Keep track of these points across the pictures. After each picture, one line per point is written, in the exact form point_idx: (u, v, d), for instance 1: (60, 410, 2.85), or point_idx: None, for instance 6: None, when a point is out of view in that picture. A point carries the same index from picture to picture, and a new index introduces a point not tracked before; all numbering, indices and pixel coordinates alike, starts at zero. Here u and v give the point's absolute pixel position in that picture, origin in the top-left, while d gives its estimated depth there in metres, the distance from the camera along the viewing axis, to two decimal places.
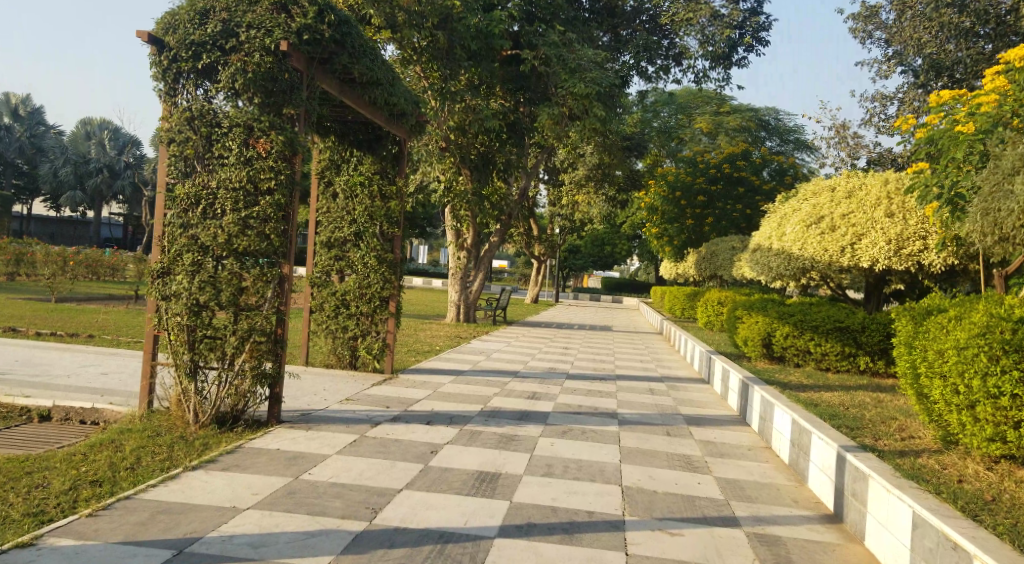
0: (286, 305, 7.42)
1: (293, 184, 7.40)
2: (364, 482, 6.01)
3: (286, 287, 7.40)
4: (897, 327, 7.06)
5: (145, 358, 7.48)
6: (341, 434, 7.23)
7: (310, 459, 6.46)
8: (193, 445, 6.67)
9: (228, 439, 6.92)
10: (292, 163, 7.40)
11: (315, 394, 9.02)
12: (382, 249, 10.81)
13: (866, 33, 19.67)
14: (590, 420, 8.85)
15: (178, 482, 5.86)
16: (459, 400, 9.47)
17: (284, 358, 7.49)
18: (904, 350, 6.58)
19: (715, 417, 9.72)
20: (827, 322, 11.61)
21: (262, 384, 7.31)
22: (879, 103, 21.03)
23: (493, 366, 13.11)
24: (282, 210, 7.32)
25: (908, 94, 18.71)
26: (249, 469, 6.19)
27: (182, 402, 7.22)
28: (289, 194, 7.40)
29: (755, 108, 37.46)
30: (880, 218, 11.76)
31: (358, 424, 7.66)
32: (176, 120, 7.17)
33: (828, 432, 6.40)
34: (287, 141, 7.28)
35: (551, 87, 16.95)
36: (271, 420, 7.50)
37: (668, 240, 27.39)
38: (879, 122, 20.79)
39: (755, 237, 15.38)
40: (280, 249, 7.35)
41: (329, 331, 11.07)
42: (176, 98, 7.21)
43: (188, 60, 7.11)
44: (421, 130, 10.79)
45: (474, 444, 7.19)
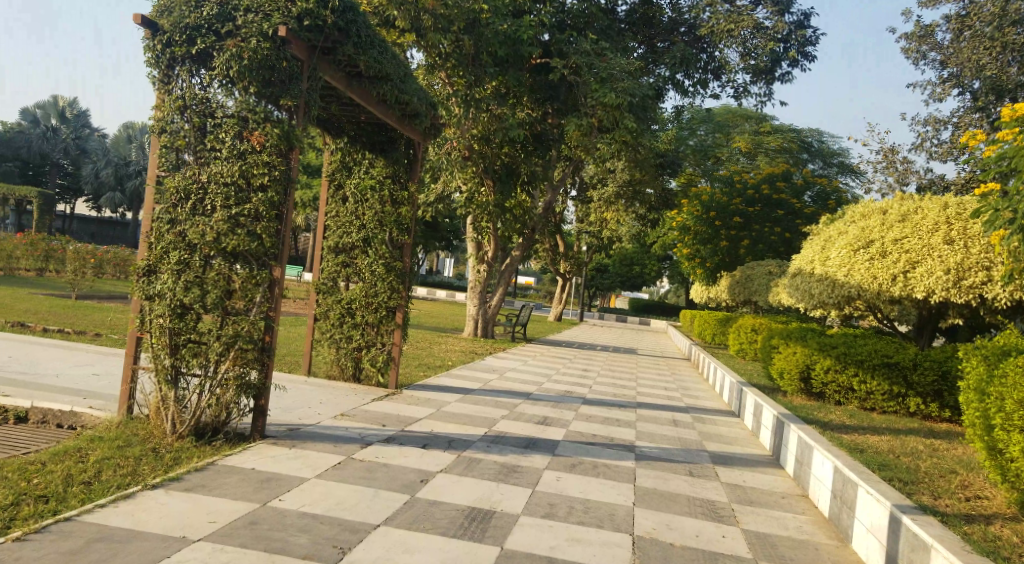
0: (276, 311, 6.61)
1: (289, 181, 6.61)
2: (338, 515, 5.18)
3: (276, 292, 6.59)
4: (968, 370, 6.18)
5: (126, 361, 6.66)
6: (327, 454, 6.41)
7: (283, 482, 5.64)
8: (162, 460, 5.86)
9: (202, 454, 6.10)
10: (290, 160, 6.63)
11: (306, 408, 8.23)
12: (391, 257, 10.03)
13: (920, 54, 18.66)
14: (606, 453, 7.97)
15: (131, 502, 5.05)
16: (463, 422, 8.63)
17: (272, 367, 6.66)
18: (977, 397, 5.71)
19: (747, 456, 8.79)
20: (874, 358, 10.72)
21: (247, 396, 6.48)
22: (931, 127, 20.02)
23: (508, 386, 12.27)
24: (276, 209, 6.55)
25: (962, 119, 17.75)
26: (214, 490, 5.37)
27: (160, 411, 6.41)
28: (285, 191, 6.62)
29: (797, 130, 36.38)
30: (938, 244, 10.88)
31: (347, 443, 6.85)
32: (169, 109, 6.40)
33: (879, 486, 5.49)
34: (283, 133, 6.51)
35: (581, 97, 16.13)
36: (255, 434, 6.63)
37: (699, 263, 26.38)
38: (931, 147, 19.76)
39: (795, 260, 14.42)
40: (272, 251, 6.56)
41: (333, 340, 10.26)
42: (170, 86, 6.43)
43: (182, 45, 6.34)
44: (437, 133, 10.05)
45: (472, 474, 6.35)
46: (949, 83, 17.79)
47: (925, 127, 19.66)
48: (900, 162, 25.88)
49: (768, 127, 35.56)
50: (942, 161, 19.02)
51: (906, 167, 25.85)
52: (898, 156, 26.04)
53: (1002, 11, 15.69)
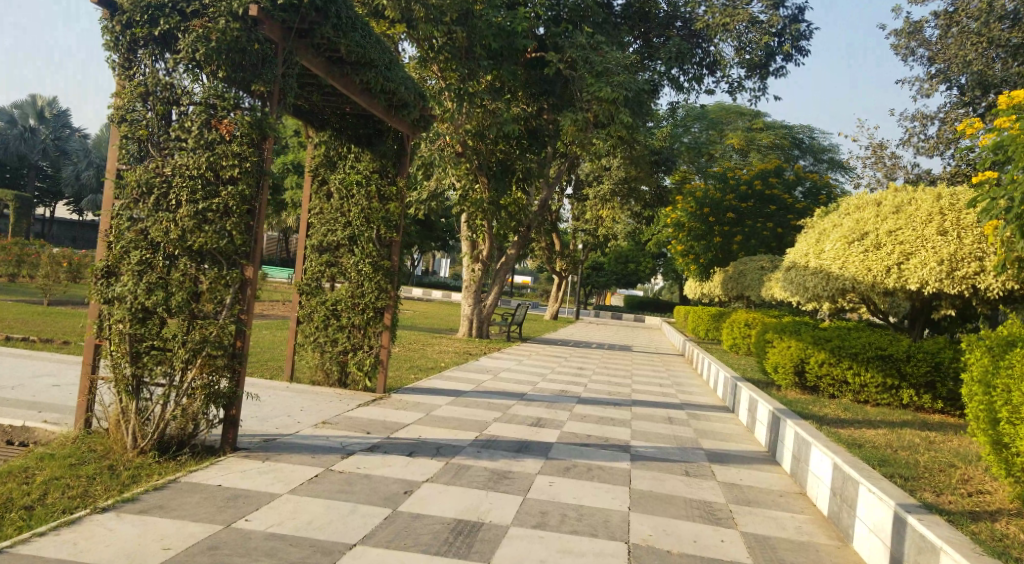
0: (248, 314, 6.55)
1: (262, 173, 6.53)
2: (310, 535, 4.98)
3: (248, 293, 6.54)
4: (973, 361, 6.01)
5: (83, 372, 6.56)
6: (303, 468, 6.26)
7: (250, 502, 5.46)
8: (119, 478, 5.74)
9: (163, 470, 6.02)
10: (263, 149, 6.55)
11: (290, 416, 8.08)
12: (378, 256, 9.85)
13: (909, 50, 18.52)
14: (600, 455, 7.80)
15: (74, 530, 4.81)
16: (453, 426, 8.47)
17: (244, 374, 6.63)
18: (983, 391, 5.54)
19: (743, 453, 8.64)
20: (868, 350, 10.55)
21: (215, 406, 6.45)
22: (919, 123, 19.94)
23: (499, 386, 12.11)
24: (248, 203, 6.46)
25: (949, 115, 17.68)
26: (172, 513, 5.16)
27: (121, 424, 6.35)
28: (257, 184, 6.54)
29: (788, 126, 36.27)
30: (932, 235, 10.70)
31: (326, 456, 6.73)
32: (129, 96, 6.29)
33: (881, 484, 5.32)
34: (254, 121, 6.40)
35: (576, 92, 16.00)
36: (226, 446, 6.62)
37: (693, 259, 26.22)
38: (919, 142, 19.68)
39: (790, 254, 14.25)
40: (242, 249, 6.48)
41: (317, 344, 10.10)
42: (132, 71, 6.33)
43: (143, 25, 6.21)
44: (426, 126, 9.85)
45: (459, 483, 6.19)
46: (937, 80, 17.69)
47: (913, 122, 19.56)
48: (890, 157, 25.82)
49: (760, 123, 35.43)
50: (929, 157, 18.94)
51: (896, 163, 25.77)
52: (888, 152, 25.97)
53: (988, 7, 15.62)
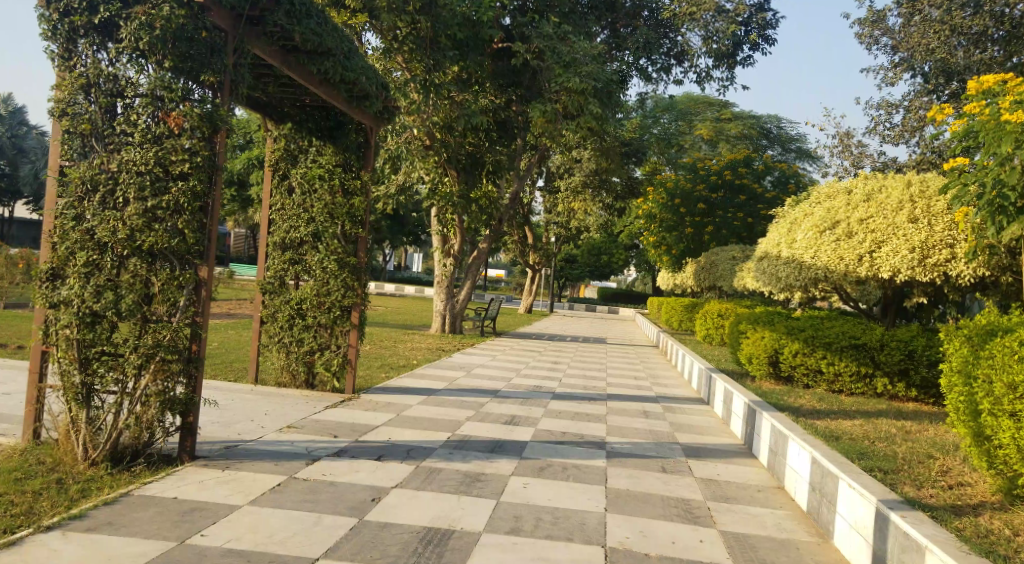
0: (203, 315, 6.34)
1: (214, 168, 6.32)
2: (271, 549, 4.79)
3: (203, 294, 6.34)
4: (952, 354, 5.93)
5: (30, 382, 6.31)
6: (263, 477, 6.12)
7: (208, 515, 5.30)
8: (67, 494, 5.51)
9: (116, 483, 5.79)
10: (215, 142, 6.33)
11: (253, 420, 7.85)
12: (344, 252, 9.66)
13: (873, 39, 18.54)
14: (575, 453, 7.65)
15: (17, 551, 4.58)
16: (422, 426, 8.29)
17: (200, 380, 6.43)
18: (964, 383, 5.46)
19: (718, 446, 8.54)
20: (841, 340, 10.48)
21: (171, 413, 6.23)
22: (884, 111, 20.02)
23: (470, 383, 11.94)
24: (200, 200, 6.25)
25: (914, 102, 17.75)
26: (123, 530, 4.96)
27: (70, 434, 6.10)
28: (210, 179, 6.34)
29: (757, 116, 36.36)
30: (903, 223, 10.64)
31: (289, 462, 6.57)
32: (70, 89, 6.06)
33: (861, 479, 5.22)
34: (204, 113, 6.19)
35: (545, 82, 15.84)
36: (183, 456, 6.43)
37: (665, 249, 26.21)
38: (884, 130, 19.76)
39: (761, 244, 14.19)
40: (195, 248, 6.26)
41: (282, 344, 9.84)
42: (72, 63, 6.10)
43: (82, 14, 6.01)
44: (389, 117, 9.63)
45: (429, 488, 6.02)
46: (901, 68, 17.73)
47: (879, 110, 19.62)
48: (857, 146, 25.93)
49: (729, 114, 35.48)
50: (894, 144, 19.01)
51: (863, 151, 25.89)
52: (855, 140, 26.08)
53: None
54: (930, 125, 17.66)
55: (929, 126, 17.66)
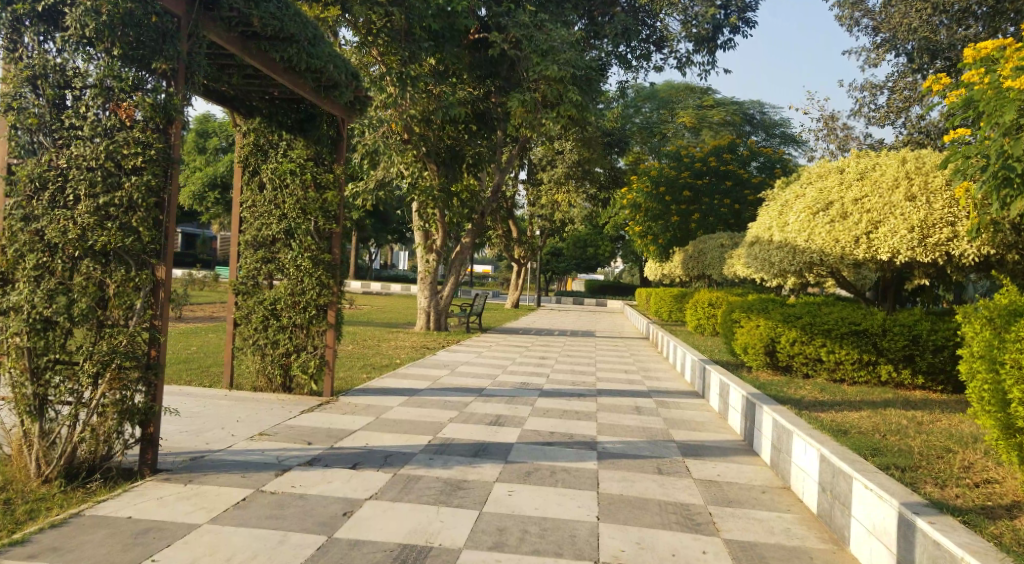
0: (163, 320, 5.74)
1: (170, 160, 5.71)
2: None
3: (162, 296, 5.72)
4: (973, 341, 5.51)
5: None
6: (230, 488, 5.54)
7: (163, 535, 4.74)
8: (12, 515, 4.93)
9: (70, 502, 5.21)
10: (169, 134, 5.74)
11: (222, 429, 7.25)
12: (318, 249, 9.08)
13: (853, 20, 18.09)
14: (565, 455, 7.13)
15: None
16: (404, 430, 7.74)
17: (161, 387, 5.80)
18: (992, 375, 5.04)
19: (717, 443, 8.06)
20: (841, 327, 10.04)
21: (130, 423, 5.62)
22: (868, 93, 19.63)
23: (455, 382, 11.40)
24: (155, 196, 5.64)
25: (899, 82, 17.35)
26: (65, 557, 4.41)
27: (22, 451, 5.53)
28: (165, 173, 5.72)
29: (739, 102, 35.93)
30: (900, 202, 10.19)
31: (257, 470, 5.98)
32: (12, 81, 5.37)
33: (877, 478, 4.78)
34: (157, 103, 5.60)
35: (522, 71, 15.36)
36: (144, 469, 5.77)
37: (652, 239, 25.78)
38: (869, 112, 19.36)
39: (752, 228, 13.75)
40: (152, 247, 5.65)
41: (257, 346, 9.27)
42: (17, 54, 5.43)
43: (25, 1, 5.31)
44: (361, 107, 9.02)
45: (406, 499, 5.50)
46: (884, 49, 17.32)
47: (862, 92, 19.21)
48: (841, 129, 25.55)
49: (711, 101, 35.05)
50: (879, 127, 18.63)
51: (848, 135, 25.54)
52: (839, 124, 25.69)
53: None
54: (916, 105, 17.26)
55: (914, 107, 17.25)
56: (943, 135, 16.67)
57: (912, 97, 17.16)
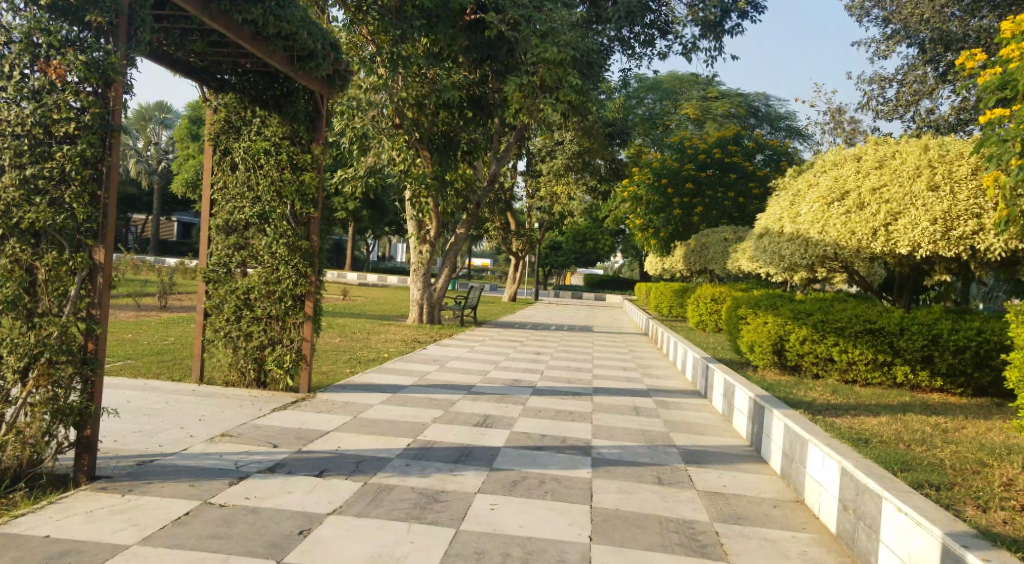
0: (101, 309, 5.10)
1: (108, 128, 5.04)
2: None
3: (100, 284, 5.11)
4: None
5: None
6: (174, 502, 4.90)
7: (85, 556, 4.12)
8: None
9: None
10: (110, 99, 5.07)
11: (181, 428, 6.69)
12: (294, 236, 8.46)
13: (864, 11, 17.40)
14: (556, 462, 6.51)
15: None
16: (381, 432, 7.11)
17: (100, 385, 5.16)
18: None
19: (722, 449, 7.45)
20: (855, 324, 9.41)
21: (62, 425, 4.98)
22: (877, 86, 19.05)
23: (443, 378, 10.78)
24: (92, 167, 5.01)
25: (909, 76, 16.71)
26: None
27: None
28: (104, 143, 5.07)
29: (744, 94, 35.24)
30: (921, 192, 9.55)
31: (210, 481, 5.35)
32: None
33: (916, 498, 4.18)
34: (91, 62, 4.91)
35: (521, 54, 14.70)
36: (79, 477, 5.12)
37: (654, 232, 24.72)
38: (877, 106, 18.75)
39: (760, 220, 13.11)
40: (88, 226, 5.04)
41: (228, 339, 8.63)
42: None
43: None
44: (342, 82, 8.44)
45: (373, 515, 4.88)
46: (895, 40, 16.67)
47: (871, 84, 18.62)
48: (848, 122, 24.95)
49: (715, 93, 34.37)
50: (888, 120, 18.03)
51: (855, 128, 24.93)
52: (846, 117, 25.08)
53: None
54: (925, 99, 16.66)
55: (924, 100, 16.64)
56: (954, 128, 16.09)
57: (922, 90, 16.56)
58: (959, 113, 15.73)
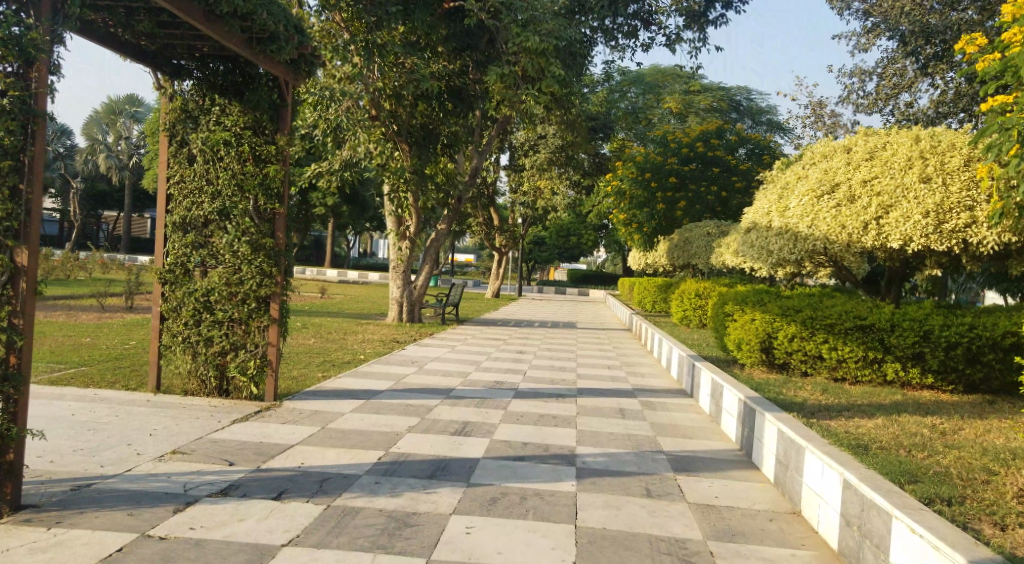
0: (24, 318, 4.79)
1: (27, 112, 4.73)
2: None
3: (21, 286, 4.79)
4: None
5: None
6: (107, 541, 4.63)
7: None
8: None
9: None
10: (30, 79, 4.78)
11: (128, 447, 6.45)
12: (257, 233, 8.07)
13: (845, 4, 17.08)
14: (538, 474, 6.14)
15: None
16: (351, 445, 6.75)
17: (23, 404, 4.87)
18: None
19: (710, 453, 7.14)
20: (845, 321, 9.09)
21: None
22: (858, 78, 18.80)
23: (420, 381, 10.37)
24: (11, 157, 4.70)
25: (889, 68, 16.45)
26: None
27: None
28: (25, 130, 4.77)
29: (725, 88, 34.91)
30: (914, 183, 9.27)
31: (149, 513, 5.06)
32: None
33: (929, 521, 3.88)
34: (9, 37, 4.61)
35: (501, 44, 14.28)
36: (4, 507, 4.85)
37: (637, 227, 24.47)
38: (857, 100, 18.51)
39: (746, 213, 12.77)
40: (7, 225, 4.70)
41: (187, 344, 8.18)
42: None
43: None
44: (308, 68, 8.10)
45: (333, 553, 4.59)
46: (875, 33, 16.40)
47: (850, 77, 18.35)
48: (829, 115, 24.71)
49: (698, 86, 34.00)
50: (868, 114, 17.76)
51: (836, 122, 24.69)
52: (827, 110, 24.83)
53: None
54: (905, 93, 16.40)
55: (903, 93, 16.37)
56: (934, 122, 15.78)
57: (901, 84, 16.28)
58: (938, 106, 15.44)
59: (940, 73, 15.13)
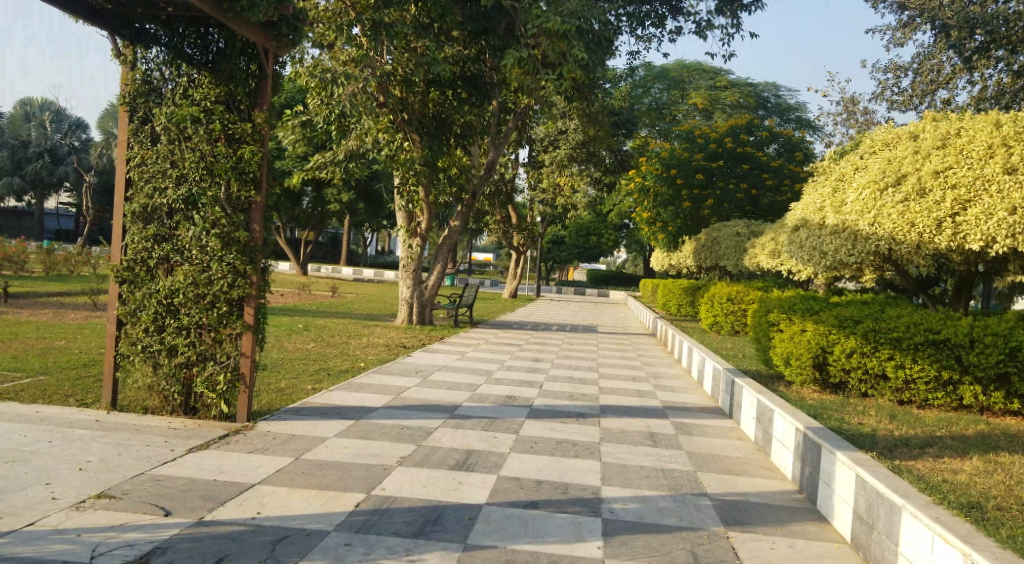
0: None
1: None
2: None
3: None
4: None
5: None
6: None
7: None
8: None
9: None
10: None
11: (44, 488, 5.06)
12: (230, 225, 6.79)
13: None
14: (554, 529, 4.87)
15: None
16: (327, 483, 5.48)
17: None
18: None
19: (766, 498, 5.83)
20: (916, 335, 7.82)
21: None
22: (893, 74, 17.46)
23: (422, 396, 9.10)
24: None
25: (926, 62, 15.03)
26: None
27: None
28: None
29: (752, 84, 33.50)
30: (997, 176, 8.26)
31: None
32: None
33: None
34: None
35: (511, 29, 12.98)
36: None
37: (661, 225, 23.21)
38: (892, 96, 17.19)
39: (792, 210, 11.59)
40: None
41: (147, 354, 6.92)
42: None
43: None
44: (291, 33, 6.74)
45: None
46: (909, 28, 15.04)
47: (885, 72, 17.01)
48: (861, 112, 23.33)
49: (724, 81, 32.53)
50: (903, 112, 16.40)
51: (868, 119, 23.28)
52: (859, 107, 23.45)
53: None
54: (941, 89, 15.04)
55: (941, 90, 15.04)
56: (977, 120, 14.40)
57: (938, 80, 14.91)
58: (977, 102, 14.08)
59: (980, 68, 13.70)
